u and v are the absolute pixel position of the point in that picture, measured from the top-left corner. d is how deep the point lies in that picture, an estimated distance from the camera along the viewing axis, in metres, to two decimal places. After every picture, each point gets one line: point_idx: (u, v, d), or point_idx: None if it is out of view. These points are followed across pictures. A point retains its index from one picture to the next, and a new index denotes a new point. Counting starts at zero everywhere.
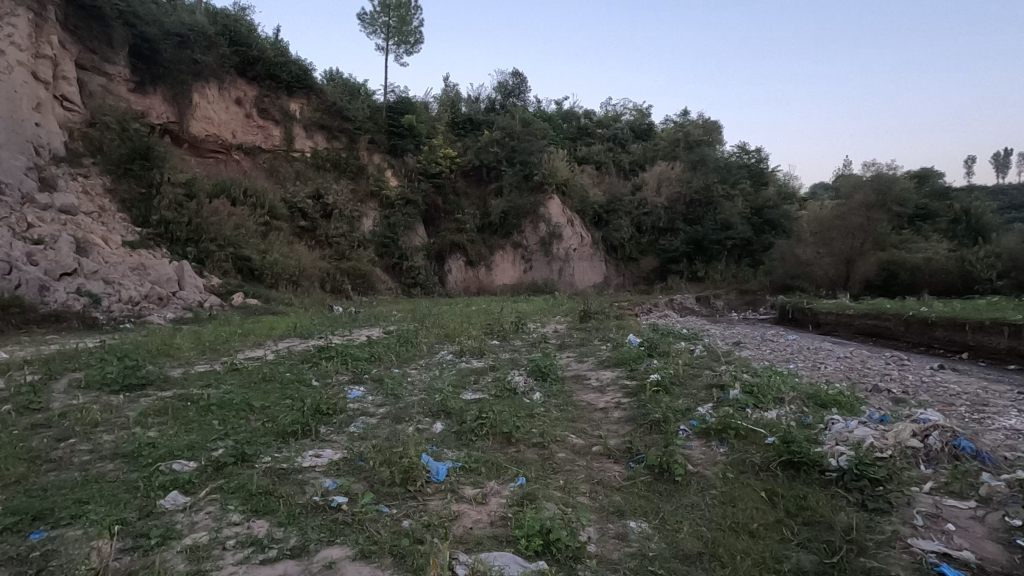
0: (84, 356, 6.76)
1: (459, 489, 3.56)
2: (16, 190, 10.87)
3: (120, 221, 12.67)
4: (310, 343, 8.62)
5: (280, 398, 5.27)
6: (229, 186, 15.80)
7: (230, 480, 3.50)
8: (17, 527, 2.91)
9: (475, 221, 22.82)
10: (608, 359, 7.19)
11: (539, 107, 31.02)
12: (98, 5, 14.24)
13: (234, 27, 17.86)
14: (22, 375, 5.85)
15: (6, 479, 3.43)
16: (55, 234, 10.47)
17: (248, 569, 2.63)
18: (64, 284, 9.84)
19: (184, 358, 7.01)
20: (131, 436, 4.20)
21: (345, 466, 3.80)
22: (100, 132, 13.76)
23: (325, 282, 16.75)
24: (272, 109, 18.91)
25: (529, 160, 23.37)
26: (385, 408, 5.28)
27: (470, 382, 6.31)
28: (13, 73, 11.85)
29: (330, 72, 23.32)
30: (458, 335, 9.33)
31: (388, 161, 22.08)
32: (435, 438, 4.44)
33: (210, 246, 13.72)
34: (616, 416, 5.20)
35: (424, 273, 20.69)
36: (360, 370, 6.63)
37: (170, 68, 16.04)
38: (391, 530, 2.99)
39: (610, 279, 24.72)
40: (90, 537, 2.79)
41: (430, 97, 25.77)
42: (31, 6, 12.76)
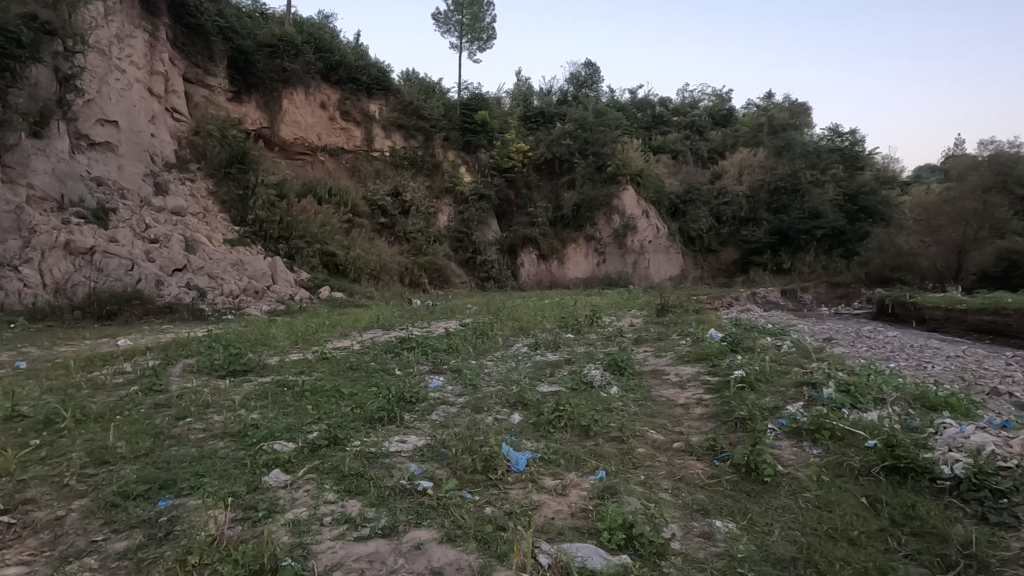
0: (194, 344, 7.44)
1: (539, 480, 3.59)
2: (135, 194, 12.11)
3: (222, 221, 13.79)
4: (391, 334, 9.01)
5: (366, 385, 5.56)
6: (316, 186, 16.76)
7: (325, 462, 3.73)
8: (148, 494, 3.26)
9: (548, 214, 22.85)
10: (688, 354, 6.96)
11: (612, 97, 30.49)
12: (202, 23, 15.53)
13: (318, 34, 18.88)
14: (145, 360, 6.53)
15: (137, 452, 3.84)
16: (168, 234, 11.58)
17: (344, 544, 2.79)
18: (176, 279, 10.86)
19: (280, 347, 7.55)
20: (236, 417, 4.58)
21: (430, 452, 3.94)
22: (204, 139, 15.03)
23: (404, 276, 17.40)
24: (354, 111, 19.83)
25: (602, 151, 23.05)
26: (464, 398, 5.43)
27: (546, 375, 6.32)
28: (132, 89, 13.19)
29: (406, 72, 24.13)
30: (533, 329, 9.39)
31: (462, 157, 22.60)
32: (513, 428, 4.51)
33: (300, 243, 14.61)
34: (698, 412, 5.02)
35: (498, 267, 21.01)
36: (439, 361, 6.84)
37: (263, 77, 17.20)
38: (475, 516, 3.07)
39: (688, 272, 23.90)
40: (208, 506, 3.08)
41: (502, 92, 26.00)
42: (146, 28, 14.12)
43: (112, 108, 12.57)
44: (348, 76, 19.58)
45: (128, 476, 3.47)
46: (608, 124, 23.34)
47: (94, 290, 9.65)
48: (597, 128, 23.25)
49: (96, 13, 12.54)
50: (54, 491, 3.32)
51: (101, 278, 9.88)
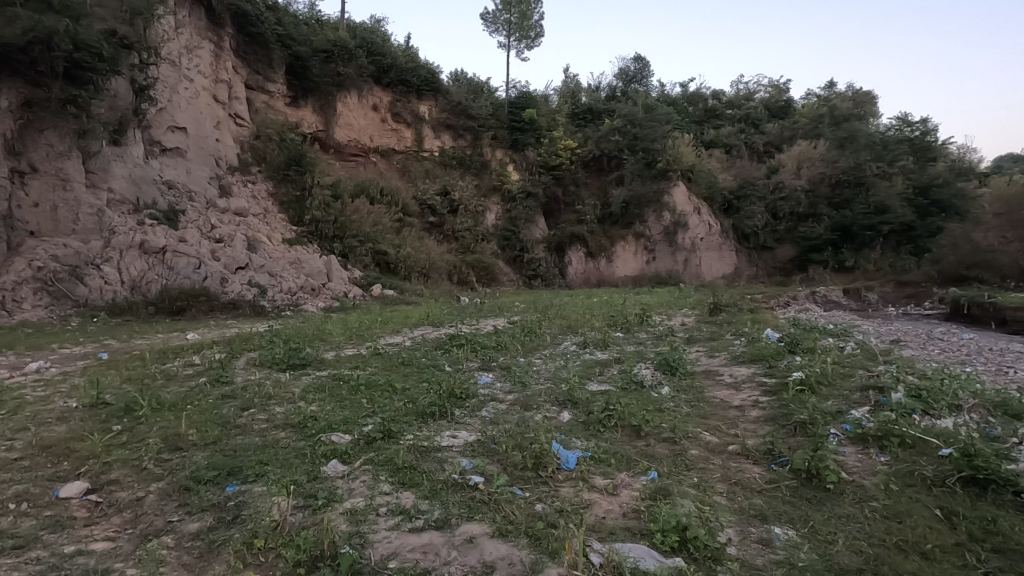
0: (257, 338, 7.80)
1: (590, 479, 3.57)
2: (202, 197, 12.81)
3: (280, 221, 14.40)
4: (442, 331, 9.15)
5: (418, 381, 5.69)
6: (369, 186, 17.23)
7: (379, 454, 3.84)
8: (217, 480, 3.46)
9: (596, 212, 22.63)
10: (743, 355, 6.74)
11: (663, 91, 29.86)
12: (262, 32, 16.26)
13: (370, 39, 19.38)
14: (212, 353, 6.91)
15: (206, 439, 4.08)
16: (232, 234, 12.20)
17: (399, 535, 2.87)
18: (239, 277, 11.42)
19: (335, 342, 7.81)
20: (296, 409, 4.78)
21: (480, 448, 3.99)
22: (264, 143, 15.72)
23: (452, 274, 17.65)
24: (404, 112, 20.27)
25: (652, 147, 22.63)
26: (513, 395, 5.45)
27: (595, 374, 6.26)
28: (200, 97, 13.95)
29: (455, 73, 24.44)
30: (581, 327, 9.33)
31: (510, 156, 22.73)
32: (563, 426, 4.50)
33: (354, 242, 15.05)
34: (754, 414, 4.86)
35: (545, 265, 21.00)
36: (488, 358, 6.90)
37: (319, 82, 17.82)
38: (526, 512, 3.09)
39: (741, 270, 23.14)
40: (272, 493, 3.24)
41: (550, 90, 25.95)
42: (212, 39, 14.90)
43: (182, 115, 13.33)
44: (399, 78, 20.01)
45: (199, 462, 3.70)
46: (659, 119, 22.86)
47: (166, 287, 10.27)
48: (646, 124, 22.84)
49: (168, 27, 13.31)
50: (135, 474, 3.56)
51: (172, 275, 10.51)
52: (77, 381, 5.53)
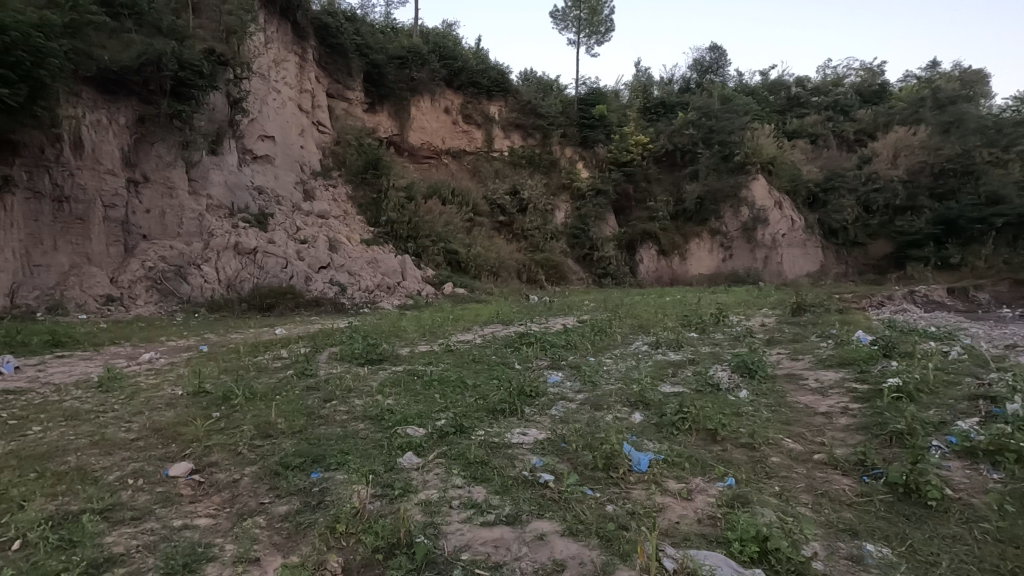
0: (338, 334, 8.22)
1: (663, 482, 3.48)
2: (288, 201, 13.68)
3: (359, 222, 15.09)
4: (511, 329, 9.24)
5: (489, 378, 5.79)
6: (441, 187, 17.67)
7: (452, 448, 3.94)
8: (303, 466, 3.69)
9: (668, 208, 22.00)
10: (830, 358, 6.31)
11: (741, 81, 28.53)
12: (342, 42, 17.12)
13: (443, 43, 19.88)
14: (298, 347, 7.37)
15: (293, 428, 4.36)
16: (315, 236, 12.94)
17: (471, 528, 2.93)
18: (322, 276, 12.09)
19: (410, 339, 8.09)
20: (374, 402, 5.00)
21: (550, 446, 3.99)
22: (344, 148, 16.53)
23: (522, 273, 17.77)
24: (475, 114, 20.63)
25: (729, 139, 21.67)
26: (583, 395, 5.41)
27: (668, 376, 6.09)
28: (286, 107, 14.90)
29: (524, 73, 24.58)
30: (653, 327, 9.11)
31: (579, 153, 22.56)
32: (634, 427, 4.43)
33: (426, 242, 15.49)
34: (843, 422, 4.55)
35: (615, 263, 20.68)
36: (558, 357, 6.88)
37: (394, 88, 18.53)
38: (597, 513, 3.07)
39: (828, 268, 21.69)
40: (352, 481, 3.41)
41: (621, 85, 25.50)
42: (297, 52, 15.86)
43: (271, 125, 14.28)
44: (470, 80, 20.39)
45: (287, 449, 3.96)
46: (736, 110, 21.86)
47: (257, 286, 11.04)
48: (723, 116, 21.92)
49: (259, 42, 14.29)
50: (231, 457, 3.86)
51: (262, 275, 11.29)
52: (182, 370, 6.08)
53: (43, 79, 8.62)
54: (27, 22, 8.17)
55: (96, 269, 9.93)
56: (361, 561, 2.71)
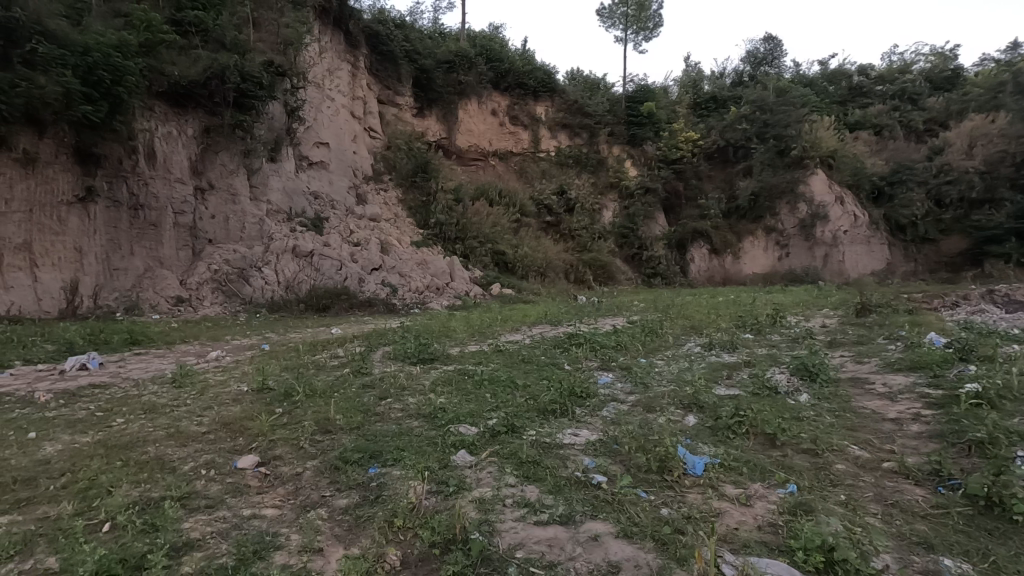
0: (390, 334, 8.42)
1: (719, 486, 3.41)
2: (341, 205, 14.18)
3: (409, 225, 15.45)
4: (560, 330, 9.21)
5: (539, 378, 5.82)
6: (488, 189, 17.85)
7: (504, 447, 3.97)
8: (361, 461, 3.82)
9: (720, 206, 21.37)
10: (899, 362, 5.97)
11: (798, 71, 27.39)
12: (392, 49, 17.59)
13: (489, 46, 20.09)
14: (354, 346, 7.61)
15: (351, 424, 4.52)
16: (367, 240, 13.36)
17: (525, 527, 2.95)
18: (374, 277, 12.48)
19: (459, 339, 8.19)
20: (427, 400, 5.10)
21: (602, 447, 3.97)
22: (394, 152, 16.97)
23: (570, 273, 17.72)
24: (522, 115, 20.73)
25: (785, 133, 20.88)
26: (635, 396, 5.34)
27: (723, 377, 5.93)
28: (340, 114, 15.42)
29: (571, 72, 24.48)
30: (705, 327, 8.89)
31: (627, 151, 22.29)
32: (688, 430, 4.33)
33: (474, 243, 15.68)
34: (914, 429, 4.30)
35: (665, 262, 20.28)
36: (608, 358, 6.82)
37: (442, 92, 18.90)
38: (652, 516, 3.03)
39: (895, 266, 20.52)
40: (409, 477, 3.51)
41: (670, 81, 24.99)
42: (350, 60, 16.39)
43: (325, 131, 14.82)
44: (517, 82, 20.52)
45: (346, 444, 4.11)
46: (792, 103, 21.00)
47: (314, 287, 11.51)
48: (778, 109, 21.11)
49: (314, 52, 14.84)
50: (294, 451, 4.04)
51: (319, 277, 11.76)
52: (246, 368, 6.41)
53: (121, 95, 9.31)
54: (107, 43, 8.93)
55: (168, 272, 10.54)
56: (419, 555, 2.78)
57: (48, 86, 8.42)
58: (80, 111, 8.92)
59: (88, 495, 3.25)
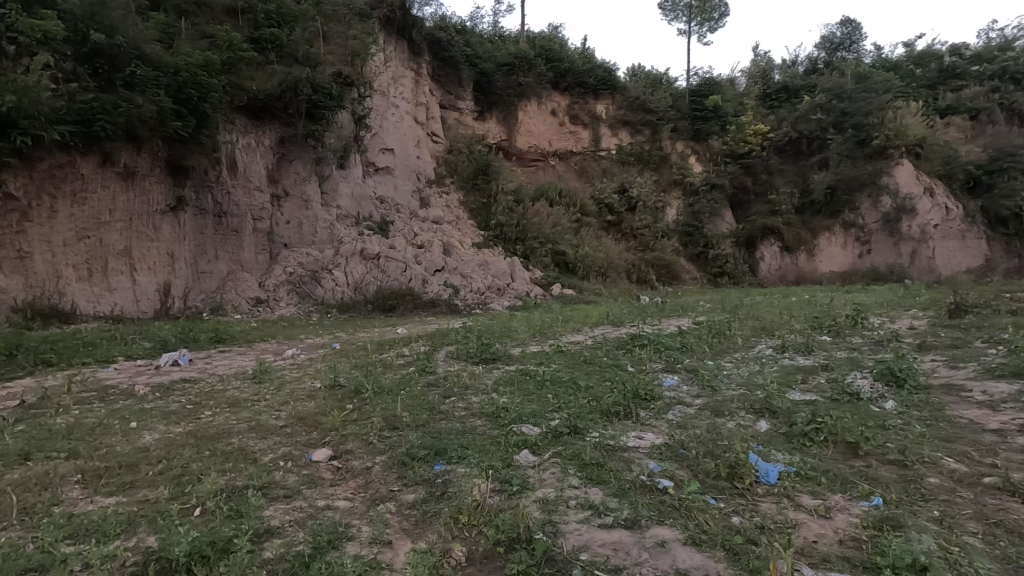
0: (453, 334, 8.59)
1: (795, 496, 3.23)
2: (405, 209, 14.62)
3: (470, 227, 15.70)
4: (623, 331, 9.06)
5: (601, 379, 5.75)
6: (548, 189, 17.84)
7: (567, 448, 3.95)
8: (426, 458, 3.91)
9: (793, 201, 20.29)
10: (1001, 368, 5.44)
11: (880, 55, 25.56)
12: (453, 55, 17.94)
13: (549, 46, 20.07)
14: (418, 346, 7.83)
15: (416, 421, 4.64)
16: (431, 242, 13.70)
17: (589, 529, 2.93)
18: (437, 279, 12.79)
19: (521, 339, 8.24)
20: (489, 400, 5.16)
21: (668, 452, 3.87)
22: (456, 156, 17.31)
23: (631, 273, 17.43)
24: (582, 114, 20.57)
25: (865, 122, 19.58)
26: (702, 400, 5.16)
27: (798, 382, 5.63)
28: (404, 120, 15.90)
29: (632, 69, 24.04)
30: (777, 329, 8.48)
31: (691, 147, 21.63)
32: (760, 436, 4.14)
33: (535, 244, 15.72)
34: (1020, 443, 3.91)
35: (732, 261, 19.51)
36: (673, 359, 6.64)
37: (502, 94, 19.08)
38: (722, 524, 2.92)
39: (995, 262, 18.87)
40: (474, 475, 3.57)
41: (738, 72, 24.01)
42: (413, 68, 16.86)
43: (390, 137, 15.32)
44: (576, 80, 20.37)
45: (412, 441, 4.23)
46: (873, 89, 19.65)
47: (380, 288, 11.93)
48: (857, 96, 19.81)
49: (380, 62, 15.38)
50: (364, 446, 4.20)
51: (385, 278, 12.19)
52: (320, 365, 6.74)
53: (206, 110, 10.07)
54: (195, 62, 9.77)
55: (248, 274, 11.24)
56: (484, 552, 2.81)
57: (145, 105, 9.25)
58: (172, 126, 9.70)
59: (181, 481, 3.53)
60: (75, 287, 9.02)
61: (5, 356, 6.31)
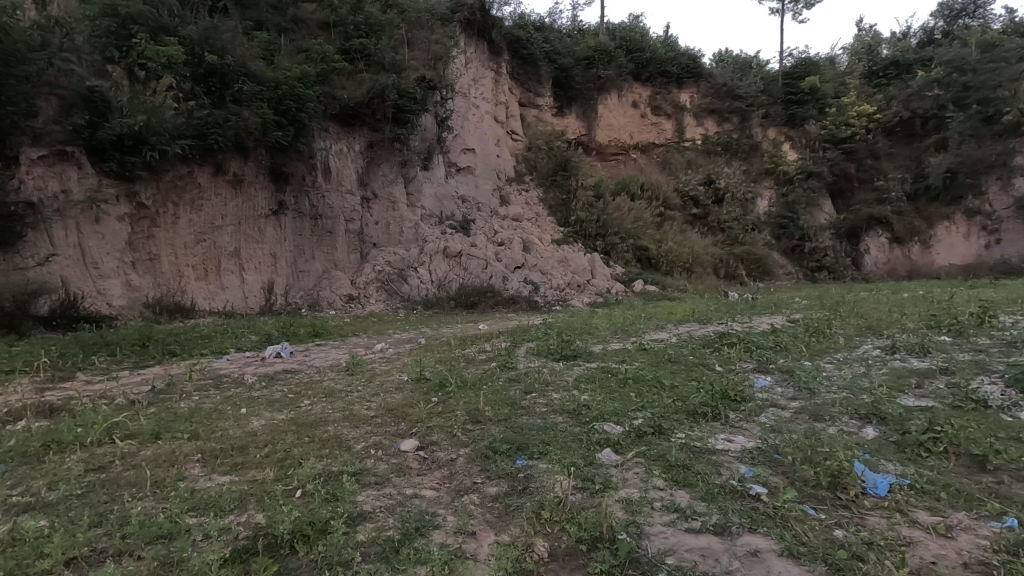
0: (534, 330, 8.62)
1: (910, 512, 2.94)
2: (486, 207, 14.89)
3: (550, 223, 15.69)
4: (710, 329, 8.67)
5: (686, 378, 5.55)
6: (630, 183, 17.42)
7: (652, 449, 3.85)
8: (509, 452, 3.96)
9: (904, 187, 18.52)
10: None
11: (1012, 20, 22.61)
12: (532, 52, 17.99)
13: (629, 37, 19.58)
14: (500, 342, 7.93)
15: (499, 415, 4.72)
16: (511, 239, 13.87)
17: (675, 533, 2.84)
18: (517, 276, 12.94)
19: (602, 336, 8.12)
20: (571, 397, 5.14)
21: (761, 457, 3.65)
22: (536, 153, 17.37)
23: (719, 268, 16.65)
24: (665, 104, 19.89)
25: (992, 96, 17.44)
26: (799, 403, 4.83)
27: (911, 386, 5.12)
28: (484, 120, 16.19)
29: (719, 54, 22.91)
30: (886, 328, 7.73)
31: (785, 134, 20.28)
32: (867, 443, 3.81)
33: (615, 239, 15.44)
34: None
35: (833, 254, 18.09)
36: (766, 360, 6.26)
37: (581, 89, 18.89)
38: (823, 537, 2.72)
39: None
40: (556, 472, 3.58)
41: (839, 50, 22.19)
42: (493, 68, 17.13)
43: (471, 137, 15.66)
44: (659, 70, 19.73)
45: (495, 435, 4.30)
46: (1004, 58, 17.44)
47: (463, 285, 12.25)
48: (983, 68, 17.53)
49: (461, 64, 15.75)
50: (448, 438, 4.32)
51: (467, 276, 12.48)
52: (406, 359, 7.02)
53: (303, 119, 10.84)
54: (292, 76, 10.55)
55: (341, 273, 11.92)
56: (566, 549, 2.80)
57: (251, 118, 10.10)
58: (274, 136, 10.51)
59: (284, 464, 3.81)
60: (194, 285, 9.97)
61: (139, 347, 7.12)
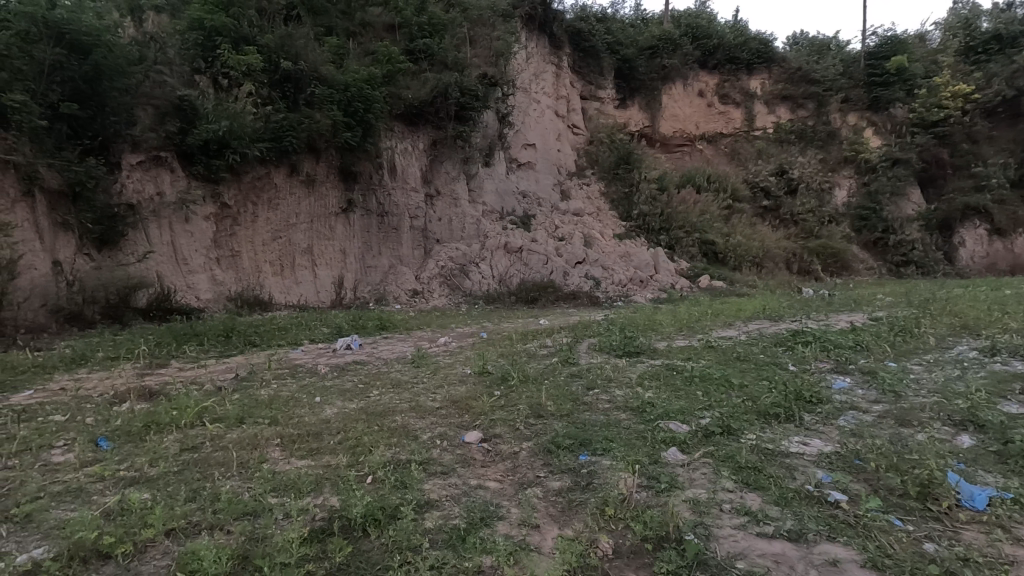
0: (596, 326, 8.55)
1: (1013, 529, 2.70)
2: (546, 202, 14.89)
3: (612, 218, 15.46)
4: (782, 326, 8.27)
5: (757, 377, 5.32)
6: (695, 175, 16.88)
7: (721, 449, 3.72)
8: (571, 448, 3.96)
9: (1006, 173, 17.01)
10: None
11: None
12: (594, 44, 17.73)
13: (696, 24, 18.90)
14: (561, 337, 7.91)
15: (562, 410, 4.73)
16: (572, 234, 13.82)
17: (746, 536, 2.74)
18: (578, 271, 12.88)
19: (666, 333, 7.94)
20: (634, 393, 5.07)
21: (840, 462, 3.46)
22: (597, 146, 17.14)
23: (792, 263, 15.84)
24: (734, 92, 19.09)
25: None
26: (882, 407, 4.52)
27: (1014, 391, 4.67)
28: (544, 114, 16.15)
29: (794, 37, 21.72)
30: (984, 328, 7.09)
31: (867, 119, 18.96)
32: (961, 452, 3.51)
33: (680, 233, 15.03)
34: None
35: (921, 247, 16.78)
36: (845, 360, 5.90)
37: (644, 79, 18.43)
38: (911, 550, 2.55)
39: None
40: (620, 469, 3.54)
41: (931, 26, 20.47)
42: (554, 62, 17.03)
43: (532, 133, 15.67)
44: (727, 56, 18.96)
45: (557, 430, 4.30)
46: None
47: (524, 280, 12.34)
48: None
49: (522, 59, 15.77)
50: (510, 431, 4.37)
51: (528, 271, 12.55)
52: (470, 353, 7.16)
53: (371, 119, 11.22)
54: (360, 79, 10.97)
55: (406, 268, 12.28)
56: (631, 547, 2.78)
57: (323, 120, 10.59)
58: (343, 137, 10.95)
59: (356, 451, 3.99)
60: (271, 280, 10.59)
61: (224, 338, 7.64)
